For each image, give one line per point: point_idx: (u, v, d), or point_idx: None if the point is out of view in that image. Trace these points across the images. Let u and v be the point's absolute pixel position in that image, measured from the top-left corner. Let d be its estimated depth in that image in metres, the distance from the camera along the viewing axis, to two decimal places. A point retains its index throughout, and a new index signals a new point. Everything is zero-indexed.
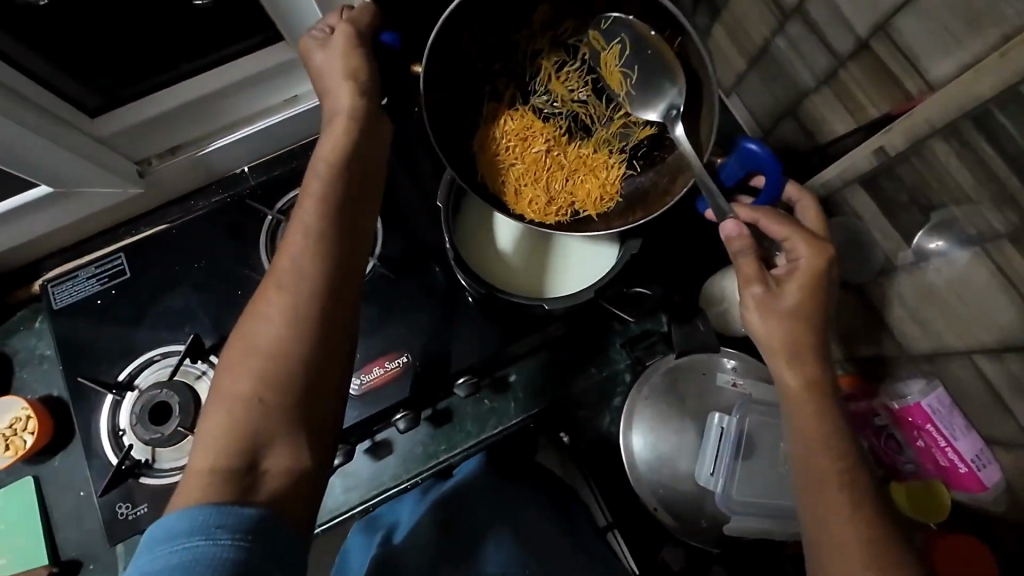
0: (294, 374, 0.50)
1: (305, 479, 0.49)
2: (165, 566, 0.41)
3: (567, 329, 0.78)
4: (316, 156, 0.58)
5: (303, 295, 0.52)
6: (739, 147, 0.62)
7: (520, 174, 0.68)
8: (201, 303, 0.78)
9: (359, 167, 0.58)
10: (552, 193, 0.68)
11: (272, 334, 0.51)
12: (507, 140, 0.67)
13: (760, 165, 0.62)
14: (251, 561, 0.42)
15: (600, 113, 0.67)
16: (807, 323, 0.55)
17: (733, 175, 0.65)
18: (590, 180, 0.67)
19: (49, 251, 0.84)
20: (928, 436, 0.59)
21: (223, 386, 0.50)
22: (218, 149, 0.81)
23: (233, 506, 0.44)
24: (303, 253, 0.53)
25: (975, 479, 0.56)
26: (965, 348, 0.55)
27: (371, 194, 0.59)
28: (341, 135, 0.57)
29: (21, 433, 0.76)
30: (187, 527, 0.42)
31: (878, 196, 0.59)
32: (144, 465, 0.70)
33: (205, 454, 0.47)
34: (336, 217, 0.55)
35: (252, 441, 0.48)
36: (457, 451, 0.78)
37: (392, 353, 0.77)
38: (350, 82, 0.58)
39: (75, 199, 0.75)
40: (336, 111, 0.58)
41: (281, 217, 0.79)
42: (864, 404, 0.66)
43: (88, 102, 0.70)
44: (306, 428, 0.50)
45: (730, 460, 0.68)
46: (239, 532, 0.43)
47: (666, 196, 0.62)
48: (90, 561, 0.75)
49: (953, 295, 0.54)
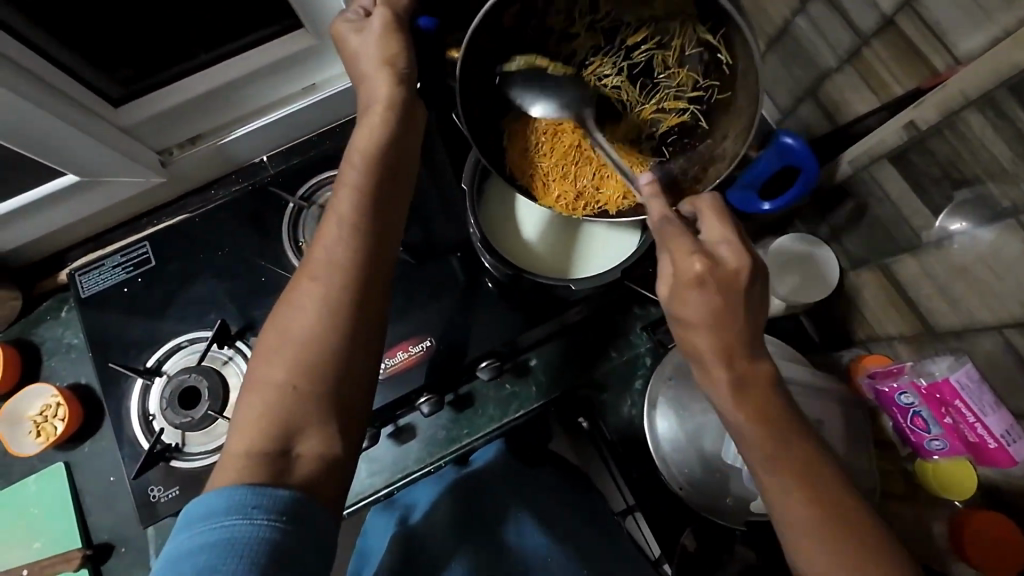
0: (329, 363, 0.50)
1: (337, 466, 0.49)
2: (198, 544, 0.42)
3: (588, 314, 0.79)
4: (351, 146, 0.58)
5: (336, 287, 0.52)
6: (777, 142, 0.67)
7: (549, 168, 0.69)
8: (225, 291, 0.79)
9: (393, 160, 0.58)
10: (579, 188, 0.69)
11: (306, 322, 0.51)
12: (538, 134, 0.68)
13: (795, 160, 0.67)
14: (288, 542, 0.43)
15: (633, 100, 0.66)
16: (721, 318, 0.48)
17: (766, 169, 0.68)
18: (618, 174, 0.69)
19: (73, 241, 0.85)
20: (956, 412, 0.57)
21: (256, 372, 0.51)
22: (238, 138, 0.81)
23: (267, 487, 0.45)
24: (337, 245, 0.53)
25: (1006, 454, 0.55)
26: (996, 323, 0.55)
27: (405, 185, 0.59)
28: (377, 125, 0.58)
29: (52, 419, 0.78)
30: (223, 506, 0.43)
31: (907, 173, 0.59)
32: (174, 449, 0.71)
33: (240, 438, 0.48)
34: (371, 209, 0.55)
35: (286, 426, 0.48)
36: (479, 434, 0.78)
37: (416, 338, 0.77)
38: (387, 71, 0.59)
39: (101, 187, 0.76)
40: (374, 100, 0.58)
41: (302, 204, 0.80)
42: (889, 383, 0.64)
43: (112, 92, 0.71)
44: (336, 417, 0.50)
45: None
46: (273, 513, 0.43)
47: (694, 187, 0.64)
48: (122, 544, 0.77)
49: (984, 270, 0.54)
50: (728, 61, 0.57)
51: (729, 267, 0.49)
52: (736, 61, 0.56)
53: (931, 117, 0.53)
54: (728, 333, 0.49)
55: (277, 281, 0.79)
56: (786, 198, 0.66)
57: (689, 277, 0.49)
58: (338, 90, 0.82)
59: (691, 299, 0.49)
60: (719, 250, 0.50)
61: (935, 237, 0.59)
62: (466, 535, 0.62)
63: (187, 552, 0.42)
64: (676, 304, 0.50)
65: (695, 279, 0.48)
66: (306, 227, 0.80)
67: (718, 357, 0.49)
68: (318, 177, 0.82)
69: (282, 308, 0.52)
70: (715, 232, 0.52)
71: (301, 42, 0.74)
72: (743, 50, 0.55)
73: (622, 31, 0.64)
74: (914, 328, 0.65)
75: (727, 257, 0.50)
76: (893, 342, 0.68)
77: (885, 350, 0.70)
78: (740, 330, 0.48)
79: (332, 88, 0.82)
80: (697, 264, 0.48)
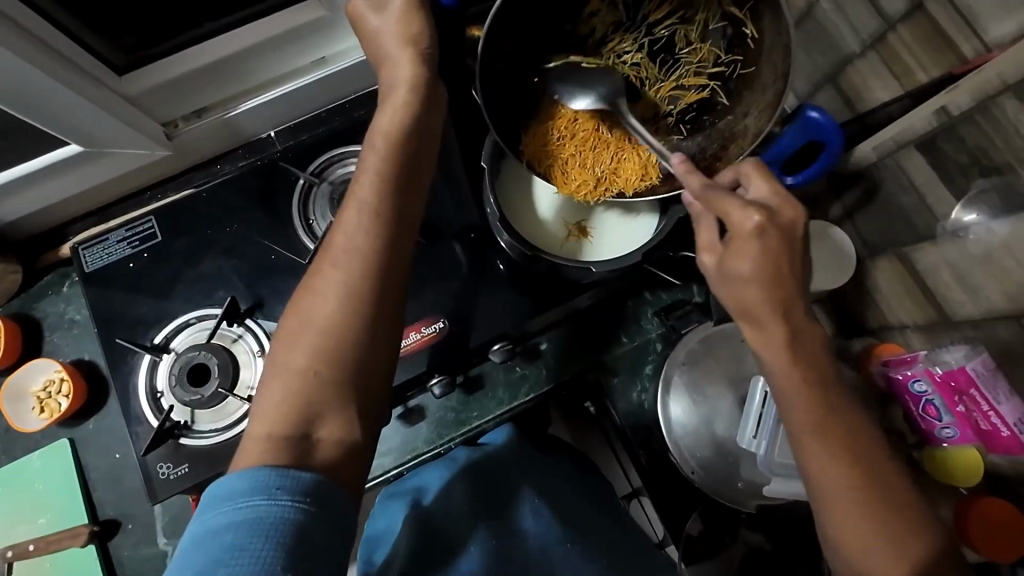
0: (348, 349, 0.50)
1: (357, 451, 0.49)
2: (225, 522, 0.42)
3: (598, 299, 0.78)
4: (375, 126, 0.57)
5: (354, 273, 0.51)
6: (802, 117, 0.66)
7: (569, 153, 0.68)
8: (234, 268, 0.77)
9: (417, 146, 0.57)
10: (598, 171, 0.68)
11: (328, 308, 0.50)
12: (557, 125, 0.67)
13: (819, 134, 0.66)
14: (313, 523, 0.43)
15: (653, 77, 0.66)
16: (777, 272, 0.51)
17: (792, 144, 0.66)
18: (635, 155, 0.67)
19: (76, 215, 0.83)
20: (970, 401, 0.58)
21: (279, 359, 0.50)
22: (245, 111, 0.78)
23: (291, 469, 0.45)
24: (358, 229, 0.52)
25: (1019, 442, 0.56)
26: (1016, 311, 0.55)
27: (426, 172, 0.58)
28: (401, 110, 0.56)
29: (56, 395, 0.77)
30: (248, 486, 0.43)
31: (936, 159, 0.59)
32: (183, 426, 0.70)
33: (263, 421, 0.48)
34: (392, 195, 0.54)
35: (306, 409, 0.48)
36: (489, 416, 0.78)
37: (428, 319, 0.77)
38: (409, 53, 0.57)
39: (107, 158, 0.73)
40: (398, 82, 0.57)
41: (313, 179, 0.78)
42: (902, 371, 0.64)
43: (116, 59, 0.67)
44: (355, 400, 0.50)
45: (773, 425, 0.67)
46: (298, 494, 0.43)
47: (715, 163, 0.63)
48: (129, 521, 0.76)
49: (1008, 260, 0.54)
50: (754, 36, 0.58)
51: (784, 218, 0.52)
52: (763, 35, 0.57)
53: (964, 102, 0.53)
54: (783, 287, 0.51)
55: (287, 260, 0.77)
56: (806, 177, 0.66)
57: (747, 228, 0.51)
58: (349, 64, 0.79)
59: (748, 247, 0.50)
60: (771, 204, 0.53)
61: (949, 230, 0.60)
62: (483, 515, 0.62)
63: (214, 531, 0.41)
64: (732, 260, 0.51)
65: (753, 230, 0.50)
66: (317, 205, 0.78)
67: (772, 311, 0.51)
68: (329, 153, 0.80)
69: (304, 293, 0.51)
70: (762, 189, 0.54)
71: (313, 13, 0.71)
72: (771, 23, 0.56)
73: (646, 7, 0.64)
74: (929, 317, 0.65)
75: (782, 208, 0.52)
76: (907, 330, 0.68)
77: (897, 338, 0.70)
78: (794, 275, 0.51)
79: (343, 61, 0.79)
80: (755, 216, 0.50)
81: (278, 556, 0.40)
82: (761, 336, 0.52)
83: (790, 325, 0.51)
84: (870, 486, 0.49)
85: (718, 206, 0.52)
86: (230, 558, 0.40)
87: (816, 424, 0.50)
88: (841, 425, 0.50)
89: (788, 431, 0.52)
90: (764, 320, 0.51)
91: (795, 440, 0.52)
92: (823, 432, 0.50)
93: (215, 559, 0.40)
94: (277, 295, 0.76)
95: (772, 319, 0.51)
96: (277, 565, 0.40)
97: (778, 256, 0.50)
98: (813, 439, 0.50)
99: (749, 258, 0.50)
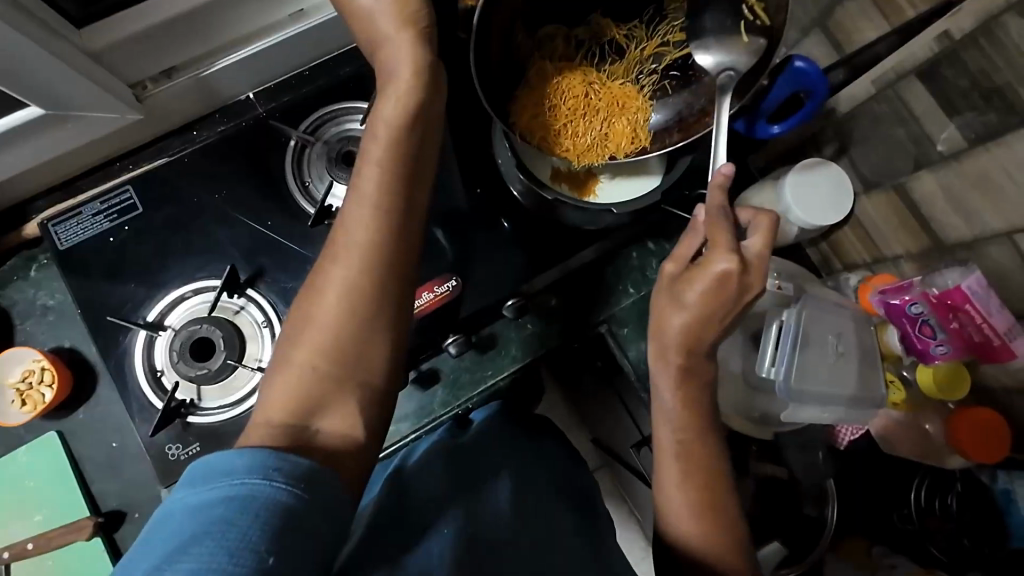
0: (352, 343, 0.49)
1: (358, 449, 0.48)
2: (216, 496, 0.38)
3: (604, 252, 0.79)
4: (376, 113, 0.55)
5: (360, 273, 0.50)
6: (790, 67, 0.65)
7: (562, 122, 0.69)
8: (229, 238, 0.73)
9: (418, 135, 0.55)
10: (590, 136, 0.70)
11: (333, 305, 0.49)
12: (548, 96, 0.69)
13: (807, 84, 0.65)
14: (303, 512, 0.39)
15: (639, 36, 0.69)
16: (710, 318, 0.55)
17: (779, 97, 0.67)
18: (623, 119, 0.69)
19: (39, 190, 0.75)
20: (966, 316, 0.63)
21: (282, 355, 0.50)
22: (222, 70, 0.72)
23: (289, 453, 0.42)
24: (362, 222, 0.51)
25: (1008, 350, 0.61)
26: (1006, 229, 0.59)
27: (429, 160, 0.57)
28: (404, 96, 0.54)
29: (37, 386, 0.71)
30: (247, 463, 0.40)
31: (933, 88, 0.62)
32: (190, 404, 0.67)
33: (271, 407, 0.47)
34: (397, 181, 0.53)
35: (312, 398, 0.48)
36: (504, 374, 0.77)
37: (440, 278, 0.76)
38: (409, 31, 0.55)
39: (72, 124, 0.67)
40: (398, 66, 0.55)
41: (306, 138, 0.74)
42: (898, 299, 0.67)
43: (71, 10, 0.61)
44: (356, 392, 0.49)
45: (792, 351, 0.66)
46: (292, 480, 0.40)
47: (702, 118, 0.68)
48: (135, 509, 0.73)
49: (1002, 179, 0.58)
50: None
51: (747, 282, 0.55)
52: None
53: (967, 26, 0.56)
54: (705, 324, 0.56)
55: (285, 227, 0.73)
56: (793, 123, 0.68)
57: (714, 269, 0.55)
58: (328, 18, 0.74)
59: (695, 287, 0.55)
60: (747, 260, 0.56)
61: (944, 157, 0.63)
62: None
63: (203, 505, 0.38)
64: (684, 281, 0.56)
65: (718, 272, 0.54)
66: (312, 166, 0.74)
67: (693, 320, 0.55)
68: (321, 111, 0.76)
69: (310, 292, 0.50)
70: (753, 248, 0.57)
71: None
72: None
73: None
74: (924, 246, 0.69)
75: (753, 271, 0.56)
76: (899, 261, 0.73)
77: (890, 269, 0.74)
78: (721, 325, 0.56)
79: (323, 14, 0.74)
80: (728, 263, 0.54)
81: (265, 539, 0.37)
82: (664, 360, 0.58)
83: (688, 361, 0.57)
84: (705, 487, 0.56)
85: (713, 231, 0.56)
86: (214, 531, 0.36)
87: (685, 455, 0.57)
88: (667, 431, 0.58)
89: (657, 452, 0.59)
90: (670, 347, 0.57)
91: (658, 450, 0.59)
92: (688, 462, 0.57)
93: (200, 532, 0.36)
94: (277, 263, 0.72)
95: (677, 351, 0.57)
96: (262, 548, 0.36)
97: (720, 302, 0.55)
98: (673, 463, 0.57)
99: (688, 299, 0.55)
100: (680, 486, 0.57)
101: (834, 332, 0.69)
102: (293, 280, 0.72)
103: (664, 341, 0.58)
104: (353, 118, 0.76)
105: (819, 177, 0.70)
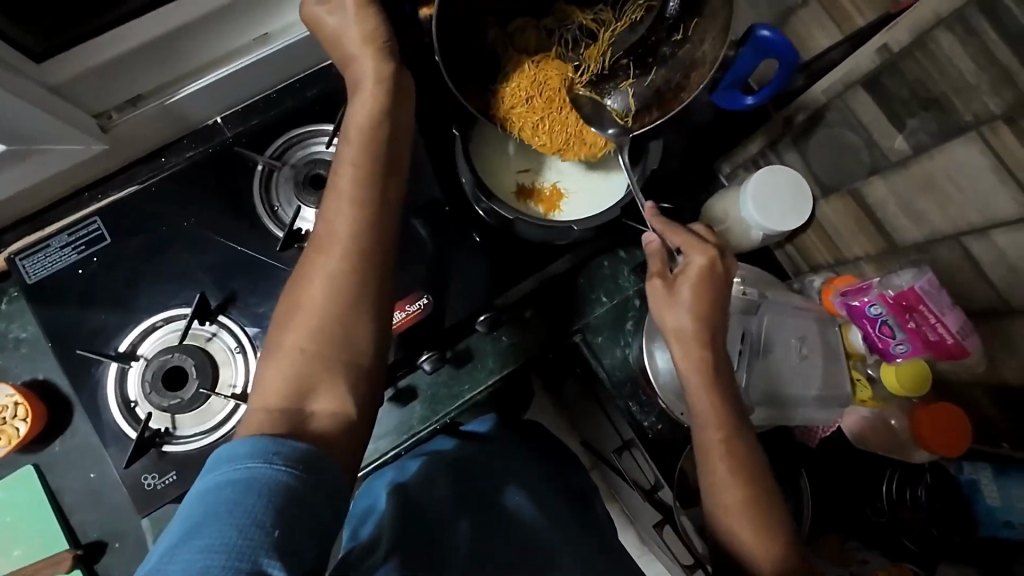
0: (335, 331, 0.50)
1: (351, 425, 0.49)
2: (223, 481, 0.40)
3: (576, 262, 0.81)
4: (349, 121, 0.56)
5: (343, 264, 0.51)
6: (754, 37, 0.66)
7: (538, 113, 0.70)
8: (200, 264, 0.73)
9: (390, 138, 0.56)
10: (567, 125, 0.71)
11: (318, 293, 0.50)
12: (524, 84, 0.70)
13: (773, 53, 0.66)
14: (302, 492, 0.40)
15: (609, 18, 0.71)
16: (707, 310, 0.60)
17: (748, 66, 0.69)
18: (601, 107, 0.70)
19: (7, 224, 0.75)
20: (920, 316, 0.64)
21: (276, 341, 0.51)
22: (186, 97, 0.73)
23: (288, 438, 0.43)
24: (342, 218, 0.52)
25: (960, 347, 0.62)
26: (954, 231, 0.61)
27: (404, 161, 0.57)
28: (376, 103, 0.56)
29: (12, 420, 0.71)
30: (248, 450, 0.41)
31: (879, 95, 0.64)
32: (165, 433, 0.67)
33: (268, 388, 0.48)
34: (373, 178, 0.54)
35: (299, 383, 0.48)
36: (481, 388, 0.77)
37: (412, 296, 0.77)
38: (372, 49, 0.56)
39: (35, 158, 0.67)
40: (364, 77, 0.56)
41: (273, 163, 0.74)
42: (858, 300, 0.70)
43: (32, 46, 0.59)
44: (345, 372, 0.50)
45: (754, 358, 0.70)
46: (292, 460, 0.41)
47: (678, 94, 0.68)
48: (116, 539, 0.73)
49: (948, 184, 0.60)
50: None
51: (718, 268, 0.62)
52: None
53: (904, 38, 0.59)
54: (707, 314, 0.60)
55: (256, 251, 0.73)
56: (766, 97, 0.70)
57: (695, 265, 0.61)
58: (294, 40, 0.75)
59: (685, 284, 0.60)
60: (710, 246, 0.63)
61: (894, 162, 0.65)
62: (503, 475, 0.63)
63: (213, 489, 0.39)
64: (679, 282, 0.61)
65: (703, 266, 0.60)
66: (280, 190, 0.75)
67: (694, 313, 0.60)
68: (287, 134, 0.77)
69: (297, 285, 0.51)
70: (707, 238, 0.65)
71: None
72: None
73: None
74: (881, 248, 0.71)
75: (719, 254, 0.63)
76: (859, 263, 0.75)
77: (852, 270, 0.76)
78: (718, 314, 0.61)
79: (287, 36, 0.74)
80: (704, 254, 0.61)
81: (270, 517, 0.38)
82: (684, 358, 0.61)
83: (708, 353, 0.61)
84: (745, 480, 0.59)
85: (680, 237, 0.63)
86: (222, 511, 0.38)
87: (725, 447, 0.59)
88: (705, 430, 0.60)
89: (702, 453, 0.61)
90: (687, 347, 0.60)
91: (701, 446, 0.60)
92: (731, 454, 0.59)
93: (209, 514, 0.38)
94: (250, 287, 0.72)
95: (698, 347, 0.60)
96: (267, 523, 0.38)
97: (712, 291, 0.61)
98: (723, 462, 0.59)
99: (687, 298, 0.60)
100: (726, 480, 0.59)
101: (796, 335, 0.71)
102: (265, 304, 0.72)
103: (675, 343, 0.61)
104: (319, 140, 0.77)
105: (777, 181, 0.71)
